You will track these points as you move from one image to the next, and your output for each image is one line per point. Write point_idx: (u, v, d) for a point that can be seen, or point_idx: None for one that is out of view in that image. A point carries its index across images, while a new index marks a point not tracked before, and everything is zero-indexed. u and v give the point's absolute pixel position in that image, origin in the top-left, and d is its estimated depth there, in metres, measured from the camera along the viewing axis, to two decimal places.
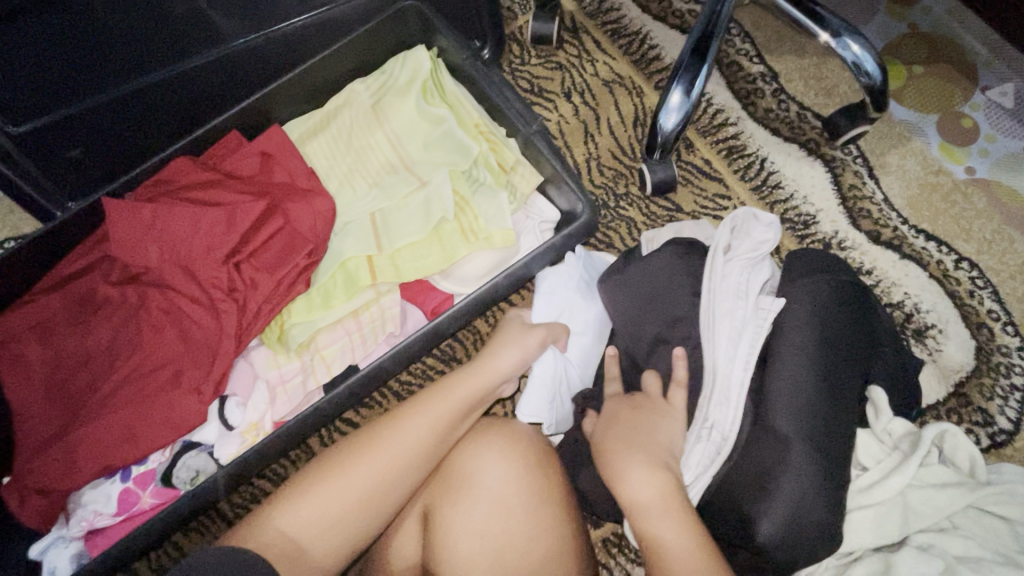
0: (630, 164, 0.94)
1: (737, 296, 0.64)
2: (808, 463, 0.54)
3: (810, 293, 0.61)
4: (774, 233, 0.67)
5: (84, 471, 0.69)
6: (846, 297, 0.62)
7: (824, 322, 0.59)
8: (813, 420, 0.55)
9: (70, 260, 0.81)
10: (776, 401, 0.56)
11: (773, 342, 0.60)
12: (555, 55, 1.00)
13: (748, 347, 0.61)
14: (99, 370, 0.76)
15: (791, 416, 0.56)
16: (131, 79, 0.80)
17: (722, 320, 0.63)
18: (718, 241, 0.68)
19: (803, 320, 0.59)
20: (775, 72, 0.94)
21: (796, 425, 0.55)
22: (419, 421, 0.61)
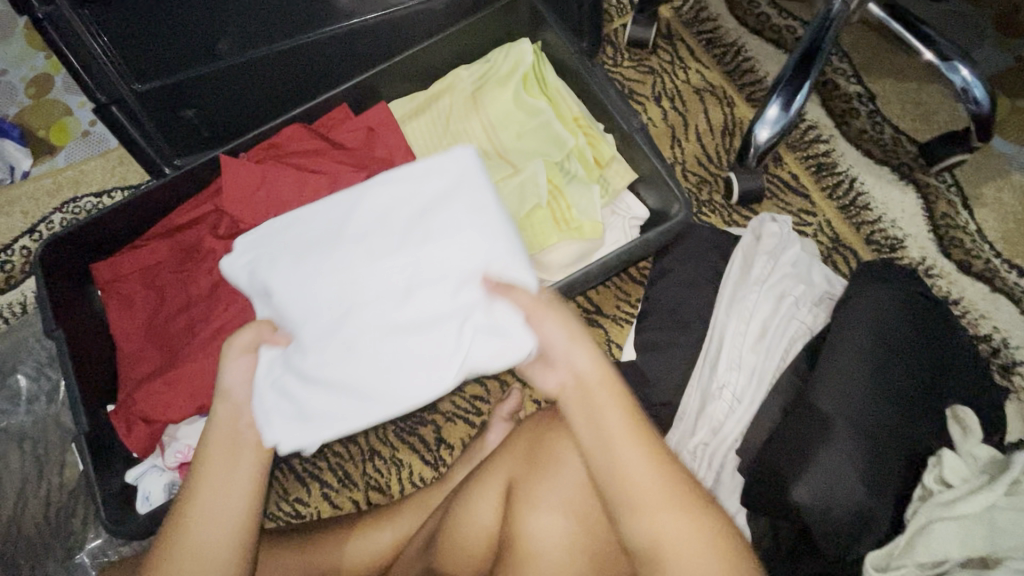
0: (715, 171, 0.95)
1: (756, 283, 0.70)
2: (845, 440, 0.57)
3: (871, 297, 0.65)
4: (790, 234, 0.73)
5: (181, 408, 0.73)
6: (911, 308, 0.66)
7: (879, 326, 0.63)
8: (858, 404, 0.59)
9: (181, 212, 0.86)
10: (823, 383, 0.60)
11: (827, 335, 0.65)
12: (648, 59, 1.02)
13: (758, 324, 0.68)
14: (199, 316, 0.81)
15: (832, 397, 0.59)
16: (255, 47, 0.86)
17: (738, 303, 0.70)
18: (745, 239, 0.74)
19: (861, 318, 0.64)
20: (872, 94, 0.94)
21: (840, 406, 0.58)
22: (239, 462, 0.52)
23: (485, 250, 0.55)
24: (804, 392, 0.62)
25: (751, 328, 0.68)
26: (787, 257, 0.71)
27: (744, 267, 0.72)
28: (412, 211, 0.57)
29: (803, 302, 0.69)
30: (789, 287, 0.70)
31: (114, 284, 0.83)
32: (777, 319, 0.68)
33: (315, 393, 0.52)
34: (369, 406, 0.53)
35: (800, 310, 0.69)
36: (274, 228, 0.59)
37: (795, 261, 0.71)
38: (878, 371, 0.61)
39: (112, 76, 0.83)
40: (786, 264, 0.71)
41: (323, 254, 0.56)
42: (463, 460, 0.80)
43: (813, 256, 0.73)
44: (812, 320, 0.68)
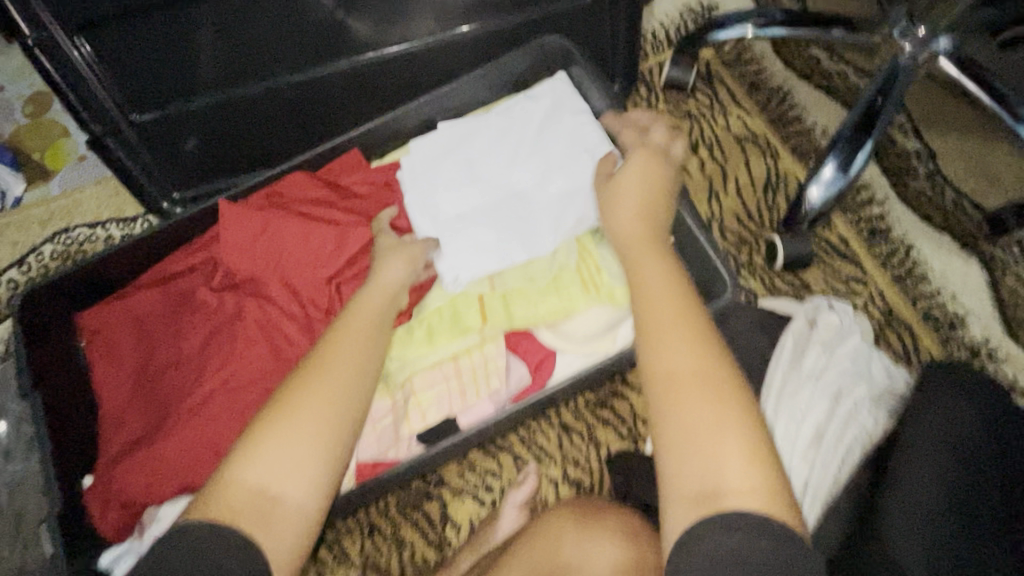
0: (756, 230, 0.87)
1: (809, 376, 0.63)
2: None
3: (945, 405, 0.54)
4: (847, 321, 0.67)
5: (162, 487, 0.66)
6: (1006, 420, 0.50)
7: (954, 438, 0.50)
8: (933, 540, 0.45)
9: (175, 258, 0.79)
10: (894, 523, 0.48)
11: (899, 463, 0.52)
12: (685, 102, 0.94)
13: (812, 425, 0.61)
14: (184, 378, 0.73)
15: (908, 537, 0.47)
16: (260, 80, 0.79)
17: (789, 398, 0.62)
18: (798, 321, 0.67)
19: (927, 433, 0.52)
20: (932, 152, 0.86)
21: (910, 547, 0.46)
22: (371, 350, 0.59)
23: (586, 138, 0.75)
24: (874, 537, 0.50)
25: (801, 432, 0.61)
26: (844, 349, 0.64)
27: (796, 357, 0.64)
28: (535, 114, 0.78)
29: (862, 403, 0.61)
30: (847, 384, 0.62)
31: (96, 335, 0.76)
32: (834, 422, 0.61)
33: (480, 254, 0.71)
34: (508, 249, 0.71)
35: (860, 413, 0.61)
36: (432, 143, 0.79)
37: (852, 354, 0.64)
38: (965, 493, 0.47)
39: (106, 105, 0.76)
40: (841, 355, 0.64)
41: (470, 152, 0.78)
42: (470, 548, 0.72)
43: (871, 347, 0.65)
44: (873, 426, 0.60)
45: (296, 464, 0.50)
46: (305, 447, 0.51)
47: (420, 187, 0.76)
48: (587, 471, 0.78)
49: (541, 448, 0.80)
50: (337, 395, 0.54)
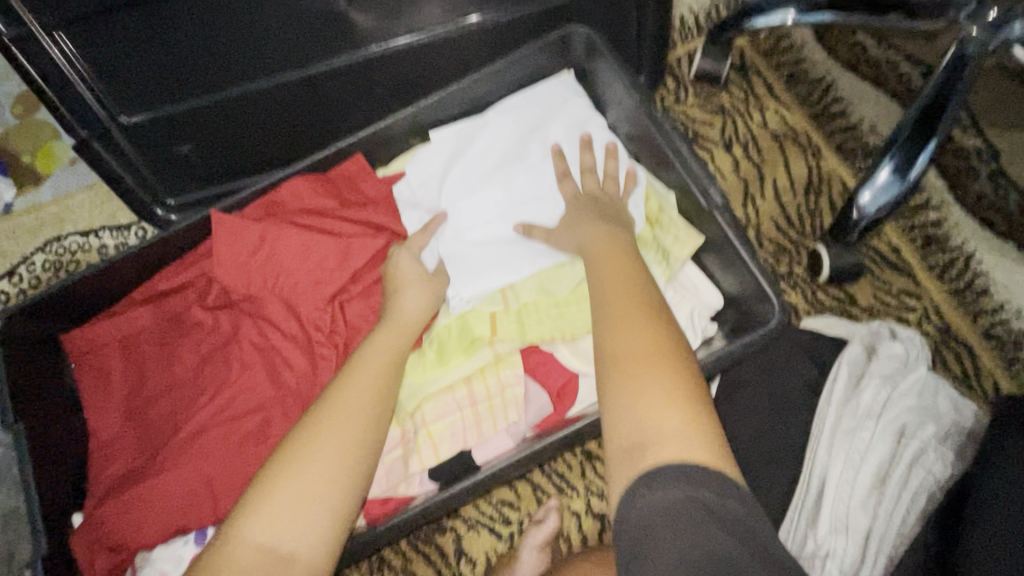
0: (797, 238, 0.79)
1: (866, 415, 0.57)
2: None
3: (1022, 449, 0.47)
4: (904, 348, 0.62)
5: (154, 529, 0.61)
6: None
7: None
8: None
9: (167, 274, 0.74)
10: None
11: (973, 511, 0.46)
12: (717, 96, 0.86)
13: (870, 470, 0.55)
14: (179, 407, 0.68)
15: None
16: (257, 77, 0.71)
17: (842, 439, 0.56)
18: (852, 350, 0.61)
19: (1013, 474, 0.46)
20: (995, 150, 0.77)
21: None
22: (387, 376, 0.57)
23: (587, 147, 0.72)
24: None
25: (858, 478, 0.55)
26: (907, 384, 0.58)
27: (849, 393, 0.59)
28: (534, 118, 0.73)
29: (928, 445, 0.54)
30: (908, 424, 0.56)
31: (84, 360, 0.71)
32: (895, 468, 0.54)
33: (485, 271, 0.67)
34: (514, 267, 0.67)
35: (926, 457, 0.54)
36: (424, 154, 0.73)
37: (913, 389, 0.58)
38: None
39: (93, 108, 0.70)
40: (900, 391, 0.58)
41: (472, 163, 0.72)
42: None
43: (932, 379, 0.59)
44: (943, 474, 0.53)
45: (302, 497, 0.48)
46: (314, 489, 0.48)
47: (421, 209, 0.72)
48: (612, 503, 0.73)
49: (562, 478, 0.74)
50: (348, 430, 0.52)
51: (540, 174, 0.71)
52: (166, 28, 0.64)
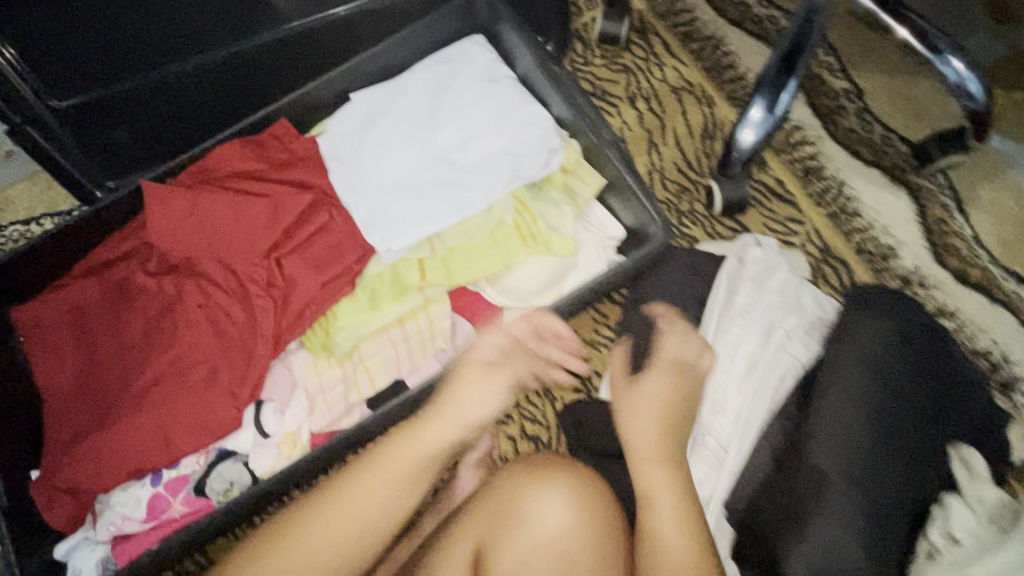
0: (696, 178, 0.88)
1: (741, 314, 0.67)
2: (848, 503, 0.51)
3: (857, 327, 0.60)
4: (773, 254, 0.72)
5: (112, 473, 0.66)
6: (909, 337, 0.60)
7: (874, 359, 0.57)
8: (851, 454, 0.53)
9: (108, 245, 0.77)
10: (815, 435, 0.55)
11: (822, 372, 0.58)
12: (621, 56, 0.94)
13: (746, 360, 0.65)
14: (128, 365, 0.71)
15: (826, 449, 0.53)
16: (187, 55, 0.75)
17: (723, 336, 0.66)
18: (729, 262, 0.72)
19: (855, 359, 0.57)
20: (861, 89, 0.88)
21: (833, 459, 0.53)
22: (426, 445, 0.58)
23: (496, 103, 0.78)
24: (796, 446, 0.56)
25: (730, 363, 0.65)
26: (773, 284, 0.69)
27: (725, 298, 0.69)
28: (445, 83, 0.80)
29: (790, 333, 0.65)
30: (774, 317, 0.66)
31: (30, 330, 0.74)
32: (762, 352, 0.65)
33: (410, 221, 0.73)
34: (437, 214, 0.74)
35: (790, 344, 0.65)
36: (345, 123, 0.79)
37: (780, 288, 0.68)
38: (883, 432, 0.54)
39: (22, 91, 0.70)
40: (769, 291, 0.68)
41: (390, 121, 0.79)
42: (431, 510, 0.73)
43: (799, 282, 0.69)
44: (803, 356, 0.64)
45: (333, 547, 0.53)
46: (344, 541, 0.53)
47: (343, 164, 0.78)
48: (544, 425, 0.80)
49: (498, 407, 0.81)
50: (386, 487, 0.55)
51: (456, 129, 0.78)
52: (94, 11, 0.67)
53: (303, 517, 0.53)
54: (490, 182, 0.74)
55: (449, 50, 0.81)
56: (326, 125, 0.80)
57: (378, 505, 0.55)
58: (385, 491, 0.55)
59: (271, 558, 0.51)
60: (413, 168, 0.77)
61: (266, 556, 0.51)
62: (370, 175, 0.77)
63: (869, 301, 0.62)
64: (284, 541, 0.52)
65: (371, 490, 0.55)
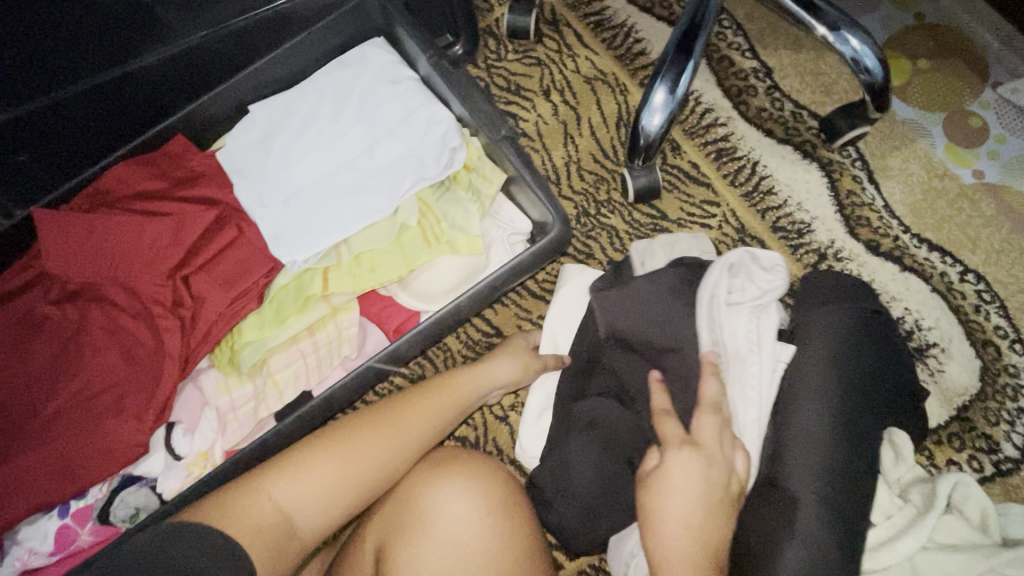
0: (613, 168, 0.88)
1: (749, 347, 0.60)
2: (822, 514, 0.50)
3: (819, 325, 0.58)
4: (777, 274, 0.63)
5: (17, 508, 0.64)
6: (869, 329, 0.59)
7: (842, 355, 0.56)
8: (829, 474, 0.51)
9: (7, 277, 0.75)
10: (790, 452, 0.53)
11: (790, 380, 0.57)
12: (534, 49, 0.94)
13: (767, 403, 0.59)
14: (33, 396, 0.69)
15: (801, 464, 0.52)
16: (69, 83, 0.72)
17: (738, 380, 0.60)
18: (719, 284, 0.63)
19: (820, 360, 0.56)
20: (769, 68, 0.88)
21: (808, 482, 0.51)
22: (437, 414, 0.64)
23: (402, 105, 0.77)
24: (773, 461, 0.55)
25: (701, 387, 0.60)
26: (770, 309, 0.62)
27: (712, 331, 0.62)
28: (352, 88, 0.79)
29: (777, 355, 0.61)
30: (756, 338, 0.61)
31: None
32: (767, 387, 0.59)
33: (317, 230, 0.72)
34: (343, 221, 0.73)
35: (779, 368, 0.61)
36: (250, 134, 0.78)
37: (751, 301, 0.62)
38: (852, 434, 0.53)
39: None
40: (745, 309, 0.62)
41: (293, 129, 0.78)
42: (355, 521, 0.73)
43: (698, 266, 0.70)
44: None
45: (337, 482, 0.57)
46: (352, 476, 0.57)
47: (246, 177, 0.76)
48: (471, 425, 0.80)
49: None
50: (395, 439, 0.61)
51: (361, 133, 0.78)
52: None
53: (333, 441, 0.58)
54: (395, 185, 0.73)
55: (355, 53, 0.80)
56: (226, 139, 0.79)
57: (401, 450, 0.60)
58: (417, 432, 0.62)
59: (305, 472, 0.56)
60: (320, 176, 0.76)
61: (299, 472, 0.56)
62: (276, 185, 0.76)
63: (827, 288, 0.62)
64: (318, 462, 0.57)
65: (395, 436, 0.60)
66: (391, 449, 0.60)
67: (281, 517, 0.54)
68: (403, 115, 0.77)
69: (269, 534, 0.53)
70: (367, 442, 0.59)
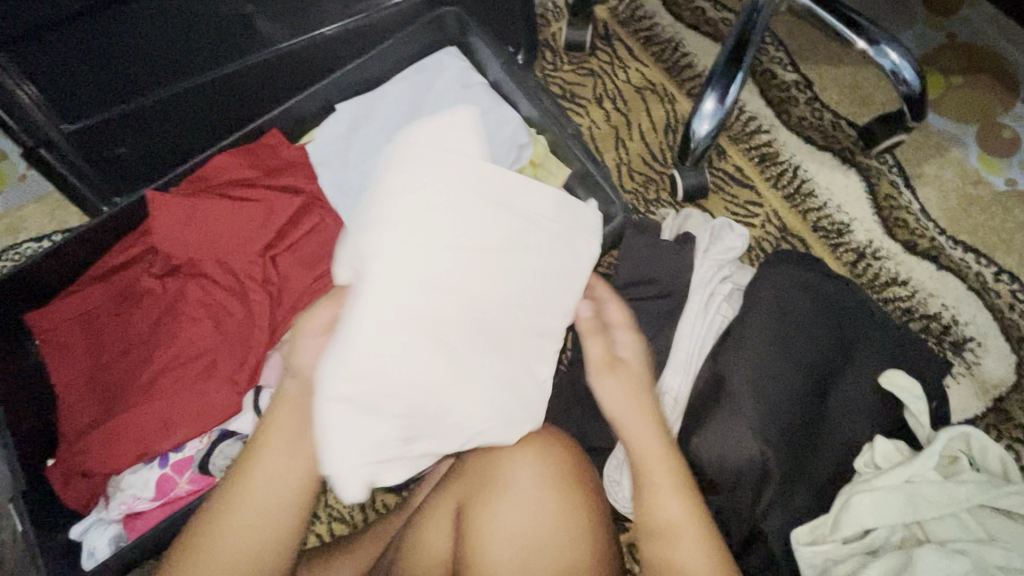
0: (661, 170, 0.94)
1: (701, 287, 0.68)
2: (746, 399, 0.60)
3: (772, 276, 0.68)
4: (743, 242, 0.70)
5: (122, 457, 0.71)
6: (815, 282, 0.68)
7: (784, 294, 0.67)
8: (759, 370, 0.61)
9: (115, 252, 0.83)
10: (727, 351, 0.64)
11: (740, 310, 0.67)
12: (587, 61, 1.02)
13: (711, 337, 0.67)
14: (137, 360, 0.77)
15: (734, 362, 0.62)
16: (171, 82, 0.82)
17: (689, 314, 0.67)
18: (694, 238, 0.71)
19: (764, 293, 0.66)
20: (809, 81, 0.95)
21: (739, 370, 0.61)
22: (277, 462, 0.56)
23: (474, 108, 0.85)
24: (714, 359, 0.65)
25: (683, 324, 0.67)
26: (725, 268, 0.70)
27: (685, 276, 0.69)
28: (423, 93, 0.87)
29: (720, 294, 0.69)
30: (706, 281, 0.69)
31: (45, 333, 0.79)
32: (701, 313, 0.68)
33: None
34: None
35: (720, 303, 0.69)
36: (331, 131, 0.86)
37: (715, 258, 0.70)
38: (784, 347, 0.63)
39: (35, 118, 0.77)
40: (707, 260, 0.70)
41: (372, 125, 0.86)
42: (421, 483, 0.79)
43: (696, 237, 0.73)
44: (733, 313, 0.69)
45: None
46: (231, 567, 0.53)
47: (331, 168, 0.85)
48: None
49: None
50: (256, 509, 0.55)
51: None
52: (89, 45, 0.73)
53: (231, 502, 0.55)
54: None
55: (430, 60, 0.88)
56: (314, 132, 0.87)
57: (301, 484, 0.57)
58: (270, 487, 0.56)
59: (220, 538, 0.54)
60: None
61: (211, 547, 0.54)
62: (358, 179, 0.84)
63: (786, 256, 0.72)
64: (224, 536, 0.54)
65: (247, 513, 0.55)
66: (255, 524, 0.55)
67: None
68: (474, 117, 0.85)
69: None
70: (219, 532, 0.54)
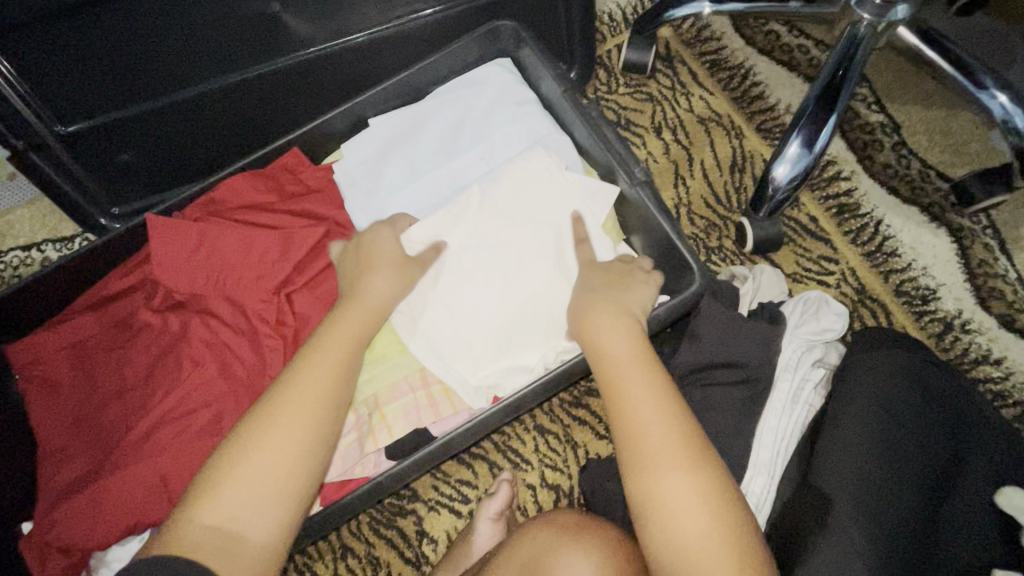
0: (725, 215, 0.85)
1: (786, 368, 0.63)
2: (853, 520, 0.51)
3: (863, 372, 0.60)
4: (841, 324, 0.66)
5: (108, 527, 0.61)
6: (918, 376, 0.59)
7: (882, 394, 0.58)
8: (863, 487, 0.53)
9: (112, 279, 0.74)
10: (824, 462, 0.56)
11: (835, 411, 0.59)
12: (646, 84, 0.92)
13: (795, 432, 0.61)
14: (134, 406, 0.67)
15: (835, 472, 0.54)
16: (184, 85, 0.72)
17: (772, 399, 0.62)
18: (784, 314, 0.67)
19: (861, 393, 0.58)
20: (897, 123, 0.85)
21: (841, 487, 0.53)
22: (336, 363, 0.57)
23: (529, 137, 0.77)
24: (809, 470, 0.57)
25: (763, 413, 0.61)
26: (815, 351, 0.64)
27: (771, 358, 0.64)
28: (471, 118, 0.78)
29: (810, 382, 0.63)
30: (794, 363, 0.63)
31: (30, 366, 0.69)
32: (788, 403, 0.62)
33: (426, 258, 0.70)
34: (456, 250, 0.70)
35: (808, 392, 0.63)
36: (362, 154, 0.78)
37: (804, 340, 0.64)
38: (888, 457, 0.54)
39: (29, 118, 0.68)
40: (797, 338, 0.65)
41: (411, 146, 0.78)
42: (446, 564, 0.70)
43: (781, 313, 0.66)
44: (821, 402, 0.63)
45: (278, 473, 0.50)
46: (287, 468, 0.51)
47: (361, 185, 0.77)
48: (566, 474, 0.76)
49: (517, 453, 0.77)
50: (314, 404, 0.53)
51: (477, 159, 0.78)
52: (90, 38, 0.63)
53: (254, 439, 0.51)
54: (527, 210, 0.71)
55: (479, 78, 0.79)
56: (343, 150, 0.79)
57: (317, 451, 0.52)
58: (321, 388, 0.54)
59: (222, 495, 0.48)
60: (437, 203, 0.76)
61: (222, 494, 0.49)
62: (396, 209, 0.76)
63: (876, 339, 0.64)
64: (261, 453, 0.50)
65: (317, 398, 0.54)
66: (312, 417, 0.53)
67: (229, 524, 0.48)
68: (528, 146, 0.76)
69: (224, 554, 0.47)
70: (283, 418, 0.52)
